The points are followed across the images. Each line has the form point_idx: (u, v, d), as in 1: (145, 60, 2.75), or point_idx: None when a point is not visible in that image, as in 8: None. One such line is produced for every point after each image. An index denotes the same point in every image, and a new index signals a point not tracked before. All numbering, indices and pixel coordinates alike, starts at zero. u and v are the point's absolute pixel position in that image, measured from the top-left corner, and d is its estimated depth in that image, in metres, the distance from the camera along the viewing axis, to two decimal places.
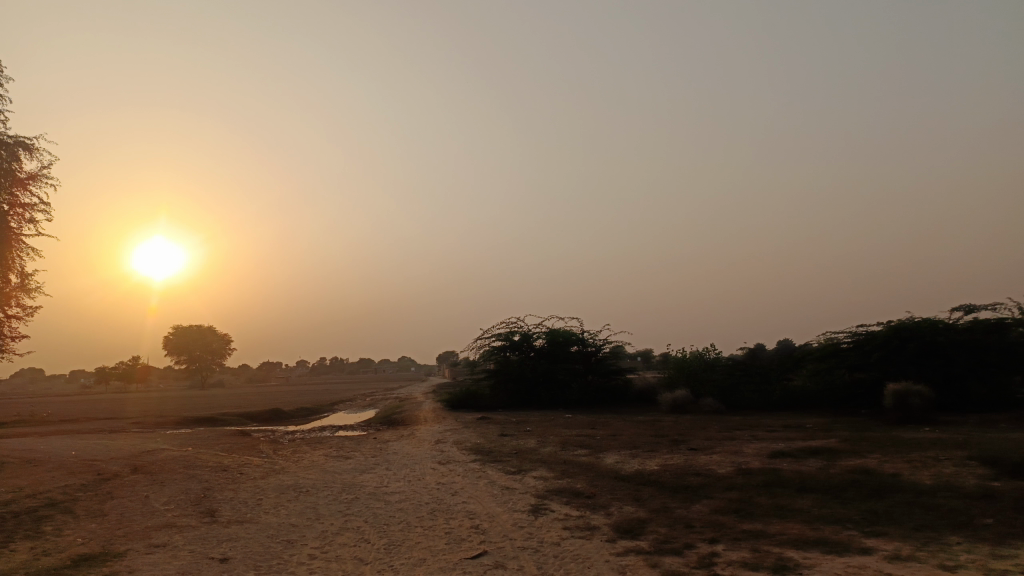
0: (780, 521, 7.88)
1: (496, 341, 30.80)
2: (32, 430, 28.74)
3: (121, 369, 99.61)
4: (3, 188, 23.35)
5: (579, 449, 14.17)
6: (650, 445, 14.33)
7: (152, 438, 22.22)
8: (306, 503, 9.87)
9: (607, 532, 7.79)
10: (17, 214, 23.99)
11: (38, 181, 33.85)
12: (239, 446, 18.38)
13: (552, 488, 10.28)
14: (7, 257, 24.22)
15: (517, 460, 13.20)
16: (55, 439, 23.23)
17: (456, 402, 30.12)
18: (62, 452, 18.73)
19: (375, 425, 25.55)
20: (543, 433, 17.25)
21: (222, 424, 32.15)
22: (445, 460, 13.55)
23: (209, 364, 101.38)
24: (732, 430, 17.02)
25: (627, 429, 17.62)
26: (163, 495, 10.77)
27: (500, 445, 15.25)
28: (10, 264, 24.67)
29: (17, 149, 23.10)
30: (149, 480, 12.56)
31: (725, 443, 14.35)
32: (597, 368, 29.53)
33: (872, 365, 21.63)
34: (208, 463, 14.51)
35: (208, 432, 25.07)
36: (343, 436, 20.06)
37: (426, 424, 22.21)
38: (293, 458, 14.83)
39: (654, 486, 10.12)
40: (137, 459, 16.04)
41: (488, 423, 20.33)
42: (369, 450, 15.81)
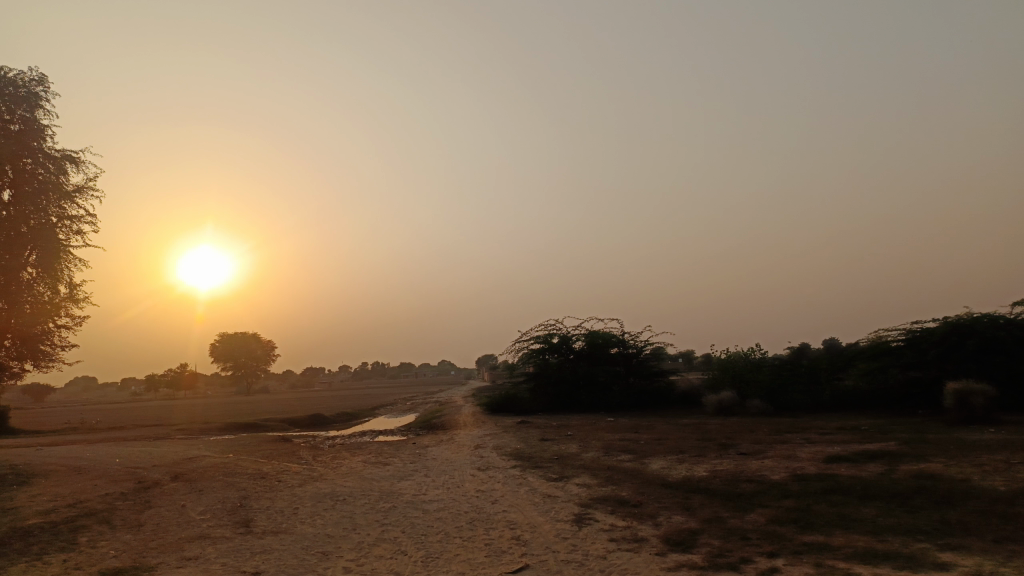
0: (844, 533, 7.32)
1: (535, 344, 30.38)
2: (81, 437, 29.26)
3: (169, 376, 101.79)
4: (51, 201, 23.95)
5: (622, 454, 13.69)
6: (697, 449, 13.77)
7: (195, 445, 22.35)
8: (342, 512, 9.60)
9: (657, 544, 7.34)
10: (65, 225, 24.59)
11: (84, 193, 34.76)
12: (279, 453, 18.30)
13: (597, 496, 9.84)
14: (55, 268, 24.81)
15: (558, 465, 12.78)
16: (102, 446, 23.55)
17: (495, 406, 29.75)
18: (106, 460, 18.89)
19: (414, 429, 25.37)
20: (585, 437, 16.79)
21: (264, 430, 32.37)
22: (485, 467, 13.20)
23: (253, 370, 103.01)
24: (783, 432, 16.33)
25: (671, 432, 17.05)
26: (199, 504, 10.62)
27: (541, 451, 14.85)
28: (58, 275, 25.29)
29: (62, 162, 23.62)
30: (187, 488, 12.47)
31: (776, 447, 13.71)
32: (638, 370, 29.02)
33: (929, 364, 20.66)
34: (247, 470, 14.42)
35: (249, 438, 25.19)
36: (382, 442, 19.86)
37: (466, 428, 21.91)
38: (331, 465, 14.63)
39: (705, 494, 9.61)
40: (178, 467, 16.04)
41: (529, 428, 19.92)
42: (407, 456, 15.56)
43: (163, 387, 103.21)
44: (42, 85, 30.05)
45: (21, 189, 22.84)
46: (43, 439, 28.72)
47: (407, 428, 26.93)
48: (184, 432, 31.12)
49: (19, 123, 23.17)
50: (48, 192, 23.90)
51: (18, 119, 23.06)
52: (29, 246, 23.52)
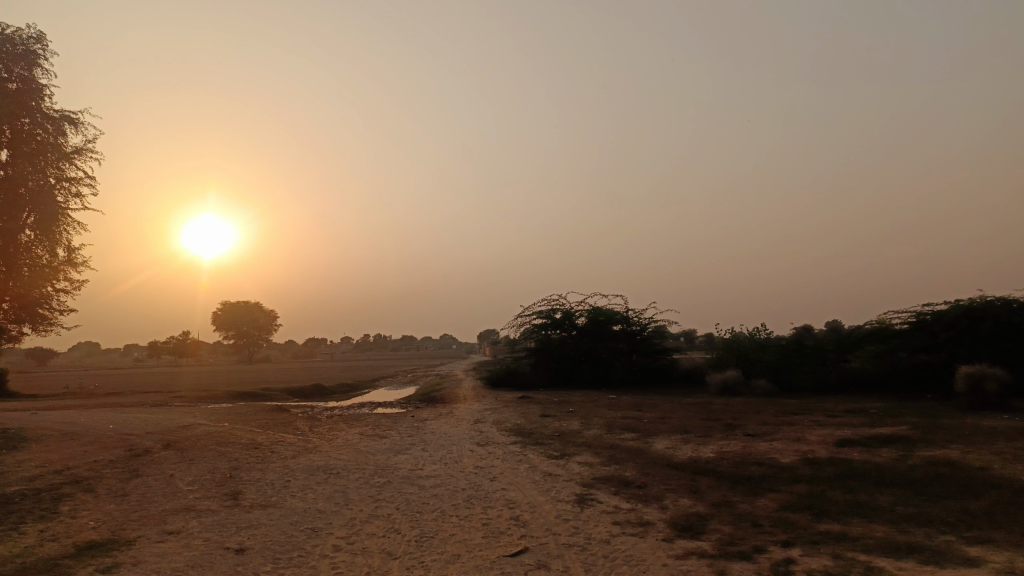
0: (862, 522, 6.92)
1: (538, 319, 29.97)
2: (79, 401, 29.12)
3: (172, 343, 101.99)
4: (49, 162, 23.55)
5: (625, 432, 13.33)
6: (703, 429, 13.39)
7: (192, 412, 22.08)
8: (335, 487, 9.23)
9: (664, 530, 6.95)
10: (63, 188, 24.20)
11: (84, 155, 34.27)
12: (275, 422, 18.01)
13: (600, 476, 9.46)
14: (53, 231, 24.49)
15: (560, 443, 12.41)
16: (99, 411, 23.32)
17: (496, 381, 29.44)
18: (102, 425, 18.65)
19: (413, 402, 25.06)
20: (587, 414, 16.43)
21: (263, 399, 32.15)
22: (484, 442, 12.85)
23: (255, 340, 103.12)
24: (789, 414, 15.96)
25: (675, 411, 16.68)
26: (188, 474, 10.28)
27: (542, 427, 14.48)
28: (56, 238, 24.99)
29: (60, 122, 23.15)
30: (178, 457, 12.14)
31: (784, 428, 13.32)
32: (642, 347, 28.41)
33: (939, 348, 20.26)
34: (240, 440, 14.10)
35: (246, 407, 24.94)
36: (381, 414, 19.54)
37: (466, 402, 21.60)
38: (327, 436, 14.29)
39: (712, 476, 9.21)
40: (172, 434, 15.74)
41: (530, 403, 19.58)
42: (405, 429, 15.22)
43: (165, 354, 103.47)
44: (41, 44, 29.47)
45: (19, 149, 22.40)
46: (41, 402, 28.54)
47: (407, 400, 26.67)
48: (183, 399, 30.94)
49: (17, 82, 22.65)
50: (46, 153, 23.49)
51: (16, 77, 22.57)
52: (28, 208, 23.16)
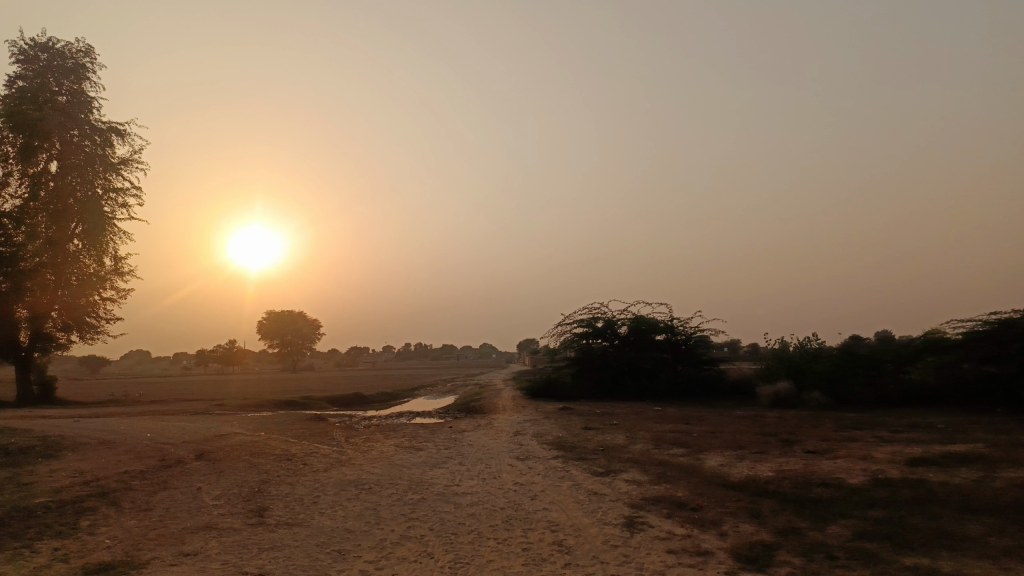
0: (954, 556, 6.08)
1: (578, 328, 29.26)
2: (122, 409, 29.41)
3: (218, 352, 103.72)
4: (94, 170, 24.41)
5: (674, 448, 12.55)
6: (758, 445, 12.54)
7: (229, 421, 21.94)
8: (366, 504, 8.68)
9: (725, 561, 6.22)
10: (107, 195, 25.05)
11: (129, 165, 35.12)
12: (310, 432, 17.67)
13: (650, 497, 8.72)
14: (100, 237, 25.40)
15: (605, 458, 11.68)
16: (139, 419, 23.39)
17: (536, 391, 28.79)
18: (140, 434, 18.56)
19: (452, 412, 24.58)
20: (632, 428, 15.66)
21: (303, 408, 32.04)
22: (524, 456, 12.20)
23: (299, 349, 104.29)
24: (849, 429, 14.96)
25: (726, 425, 15.79)
26: (216, 487, 9.86)
27: (585, 441, 13.77)
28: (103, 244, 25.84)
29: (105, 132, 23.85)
30: (208, 468, 11.78)
31: (847, 445, 12.38)
32: (686, 358, 27.51)
33: (1009, 359, 18.93)
34: (274, 450, 13.74)
35: (284, 415, 24.77)
36: (418, 424, 19.08)
37: (505, 413, 21.01)
38: (361, 448, 13.80)
39: (775, 499, 8.40)
40: (206, 444, 15.49)
41: (571, 415, 18.86)
42: (442, 440, 14.69)
43: (212, 362, 105.31)
44: (90, 56, 30.19)
45: None
46: (85, 410, 28.82)
47: (444, 410, 26.18)
48: (224, 407, 31.04)
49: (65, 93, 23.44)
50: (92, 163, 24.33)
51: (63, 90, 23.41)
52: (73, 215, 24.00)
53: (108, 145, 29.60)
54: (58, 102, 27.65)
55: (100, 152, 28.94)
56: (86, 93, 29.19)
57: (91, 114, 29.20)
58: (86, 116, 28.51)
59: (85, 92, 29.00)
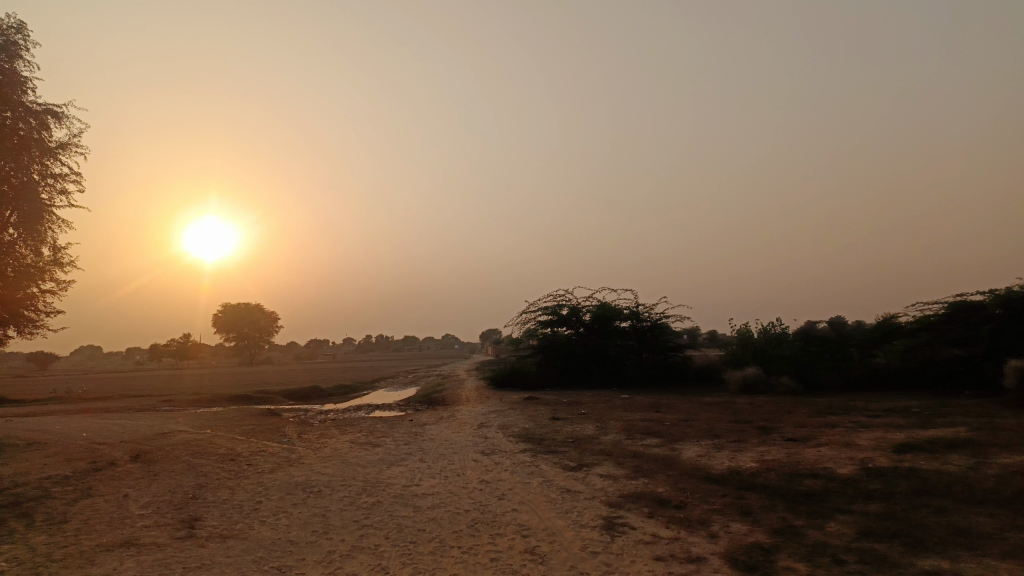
0: (973, 557, 5.45)
1: (543, 316, 28.52)
2: (62, 406, 27.77)
3: (173, 346, 100.54)
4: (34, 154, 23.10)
5: (648, 438, 11.86)
6: (735, 434, 11.94)
7: (174, 418, 20.61)
8: (313, 510, 7.75)
9: (721, 569, 5.48)
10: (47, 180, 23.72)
11: (67, 148, 33.22)
12: (261, 428, 16.57)
13: (629, 493, 7.97)
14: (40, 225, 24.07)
15: (576, 451, 10.93)
16: (79, 417, 21.95)
17: (500, 381, 28.00)
18: (76, 433, 17.24)
19: (413, 404, 23.65)
20: (603, 417, 14.96)
21: (258, 402, 30.70)
22: (490, 450, 11.39)
23: (257, 342, 101.74)
24: (825, 415, 14.51)
25: (699, 412, 15.23)
26: (146, 494, 8.80)
27: (553, 432, 13.03)
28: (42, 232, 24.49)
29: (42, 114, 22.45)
30: (142, 472, 10.69)
31: (826, 432, 11.85)
32: (651, 345, 27.05)
33: (977, 341, 18.74)
34: (218, 450, 12.69)
35: (236, 411, 23.53)
36: (377, 418, 18.14)
37: (469, 404, 20.18)
38: (314, 445, 12.83)
39: (765, 494, 7.72)
40: (146, 444, 14.34)
41: (538, 405, 18.11)
42: (403, 434, 13.78)
43: (166, 356, 102.15)
44: (22, 32, 28.26)
45: None
46: (22, 407, 27.15)
47: (405, 402, 25.17)
48: (173, 403, 29.53)
49: None
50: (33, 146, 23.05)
51: None
52: None
53: (44, 128, 27.99)
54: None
55: (36, 136, 27.41)
56: (20, 73, 27.53)
57: (24, 94, 27.47)
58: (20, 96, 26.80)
59: (19, 71, 27.29)
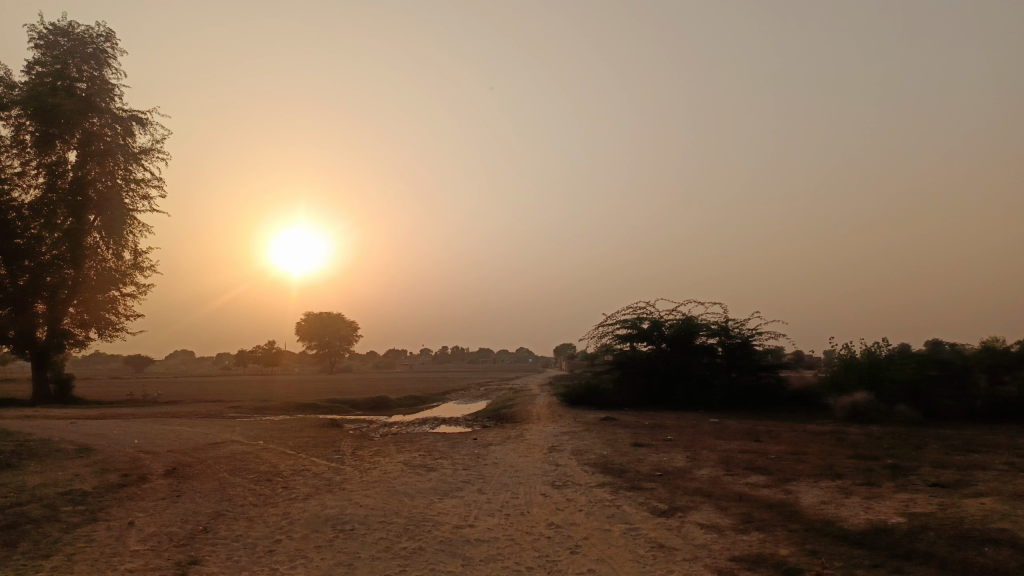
0: None
1: (621, 330, 26.57)
2: (133, 410, 27.72)
3: (257, 353, 103.06)
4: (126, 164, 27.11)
5: (753, 475, 9.87)
6: (861, 475, 9.80)
7: (233, 427, 19.74)
8: (339, 557, 6.20)
9: None
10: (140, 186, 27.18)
11: (150, 154, 33.60)
12: (316, 442, 15.37)
13: (743, 557, 6.07)
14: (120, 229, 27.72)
15: (665, 489, 9.06)
16: (144, 422, 21.48)
17: (574, 398, 26.18)
18: (129, 440, 16.51)
19: (480, 419, 22.18)
20: (693, 446, 13.00)
21: (325, 412, 29.90)
22: (563, 482, 9.67)
23: (337, 350, 102.97)
24: (967, 452, 12.12)
25: (808, 444, 13.09)
26: (153, 523, 7.46)
27: (635, 462, 11.17)
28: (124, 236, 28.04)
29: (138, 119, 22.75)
30: (165, 491, 9.46)
31: (980, 476, 9.58)
32: (741, 364, 24.46)
33: None
34: (261, 466, 11.46)
35: (300, 420, 22.65)
36: (439, 435, 16.69)
37: (540, 423, 18.49)
38: (363, 466, 11.41)
39: (933, 567, 5.70)
40: (190, 456, 13.29)
41: (616, 427, 16.28)
42: (464, 457, 12.24)
43: (250, 361, 104.77)
44: (109, 39, 28.51)
45: None
46: (95, 410, 27.17)
47: (474, 417, 23.76)
48: (241, 410, 29.13)
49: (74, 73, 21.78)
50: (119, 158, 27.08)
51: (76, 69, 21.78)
52: None
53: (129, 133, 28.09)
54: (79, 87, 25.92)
55: (120, 141, 27.48)
56: (107, 80, 27.63)
57: (111, 102, 27.74)
58: (107, 104, 26.98)
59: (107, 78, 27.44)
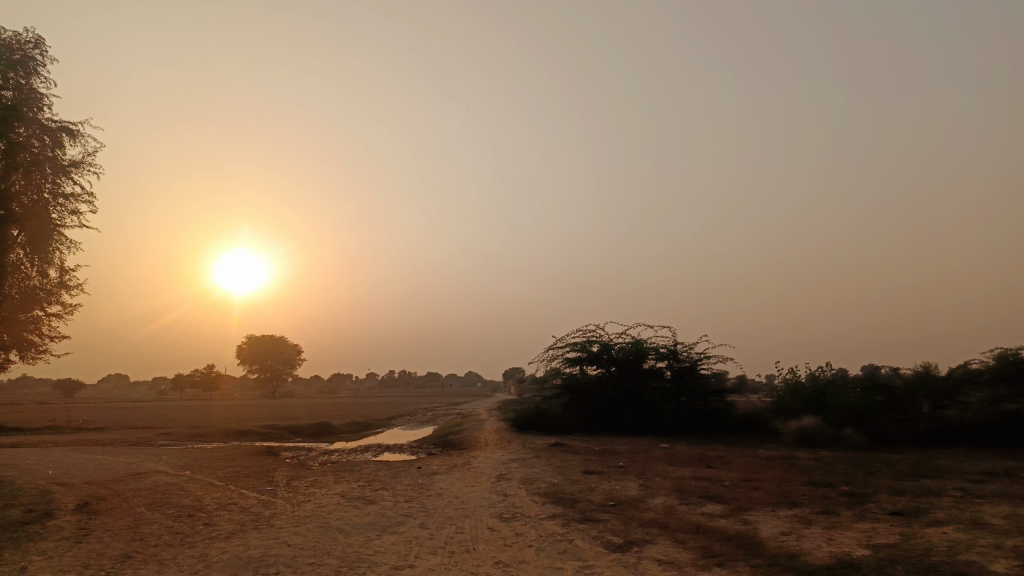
0: None
1: (571, 353, 26.18)
2: (54, 437, 25.95)
3: (196, 377, 99.37)
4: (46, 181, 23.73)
5: (709, 505, 9.47)
6: (819, 503, 9.49)
7: (161, 455, 18.51)
8: None
9: None
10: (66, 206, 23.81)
11: (82, 168, 32.01)
12: (249, 472, 14.40)
13: None
14: (47, 244, 26.14)
15: (620, 520, 8.57)
16: (64, 451, 20.02)
17: (523, 424, 25.63)
18: (43, 471, 15.21)
19: (426, 446, 21.41)
20: (645, 473, 12.58)
21: (264, 439, 28.59)
22: (511, 514, 9.09)
23: (280, 374, 100.18)
24: (918, 478, 12.01)
25: (761, 470, 12.81)
26: (48, 568, 6.57)
27: (587, 491, 10.67)
28: (50, 252, 26.41)
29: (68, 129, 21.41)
30: (71, 529, 8.51)
31: (936, 504, 9.38)
32: (690, 388, 24.30)
33: None
34: (184, 500, 10.55)
35: (235, 448, 21.48)
36: (382, 462, 15.92)
37: (488, 449, 17.89)
38: (297, 499, 10.60)
39: None
40: (108, 488, 12.21)
41: (566, 453, 15.78)
42: (406, 487, 11.54)
43: (189, 386, 101.00)
44: (41, 48, 27.14)
45: None
46: (10, 438, 25.30)
47: (419, 443, 22.93)
48: (172, 437, 27.57)
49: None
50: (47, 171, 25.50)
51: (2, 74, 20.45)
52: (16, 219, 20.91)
53: (58, 146, 26.70)
54: (6, 95, 24.55)
55: (49, 154, 26.13)
56: (36, 89, 26.19)
57: (40, 112, 26.31)
58: (35, 113, 25.53)
59: (36, 87, 26.08)
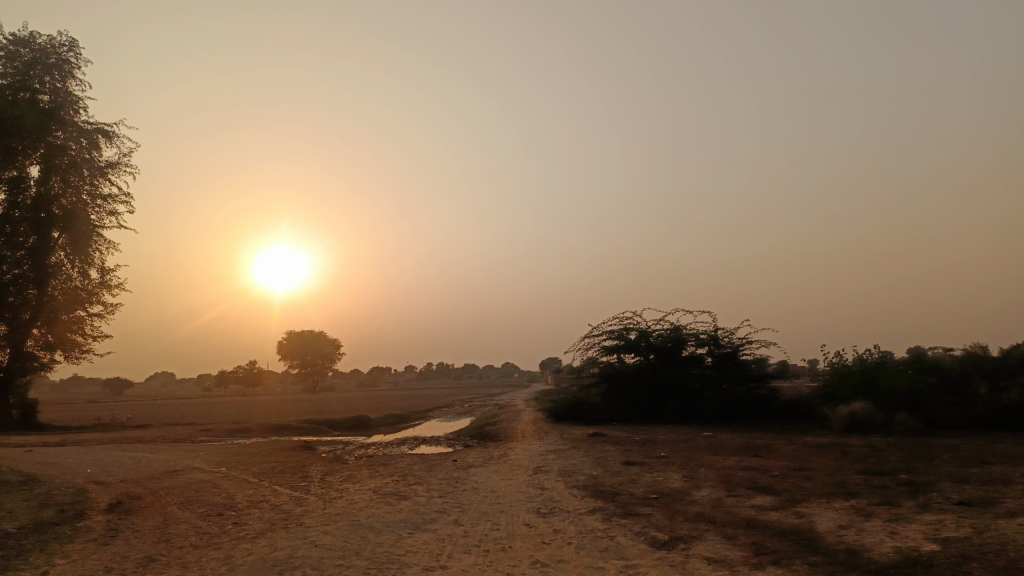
0: None
1: (608, 341, 25.63)
2: (99, 435, 26.34)
3: (238, 373, 101.00)
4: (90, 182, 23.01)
5: (758, 497, 8.95)
6: (877, 493, 8.90)
7: (199, 452, 18.55)
8: None
9: None
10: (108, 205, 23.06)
11: (119, 168, 32.29)
12: (283, 468, 14.25)
13: None
14: (87, 245, 26.41)
15: (664, 515, 8.10)
16: (106, 448, 20.24)
17: (560, 414, 25.23)
18: (83, 469, 15.29)
19: (463, 438, 21.14)
20: (689, 463, 12.07)
21: (302, 433, 28.67)
22: (549, 509, 8.70)
23: (320, 369, 101.28)
24: (983, 464, 11.29)
25: (811, 458, 12.21)
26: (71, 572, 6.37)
27: (628, 483, 10.21)
28: (90, 252, 26.72)
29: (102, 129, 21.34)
30: (101, 530, 8.36)
31: (1006, 493, 8.71)
32: (732, 374, 23.61)
33: None
34: (216, 498, 10.38)
35: (272, 443, 21.49)
36: (417, 456, 15.66)
37: (525, 440, 17.53)
38: (329, 495, 10.36)
39: None
40: (144, 486, 12.15)
41: (605, 444, 15.35)
42: (441, 481, 11.21)
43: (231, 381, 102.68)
44: (74, 51, 27.27)
45: None
46: (57, 437, 25.74)
47: (455, 435, 22.68)
48: (213, 433, 27.77)
49: None
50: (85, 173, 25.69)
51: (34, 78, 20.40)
52: None
53: (94, 148, 26.80)
54: (41, 100, 24.68)
55: (86, 156, 26.31)
56: (71, 92, 26.29)
57: (75, 114, 26.47)
58: (72, 116, 25.64)
59: (72, 90, 26.10)
